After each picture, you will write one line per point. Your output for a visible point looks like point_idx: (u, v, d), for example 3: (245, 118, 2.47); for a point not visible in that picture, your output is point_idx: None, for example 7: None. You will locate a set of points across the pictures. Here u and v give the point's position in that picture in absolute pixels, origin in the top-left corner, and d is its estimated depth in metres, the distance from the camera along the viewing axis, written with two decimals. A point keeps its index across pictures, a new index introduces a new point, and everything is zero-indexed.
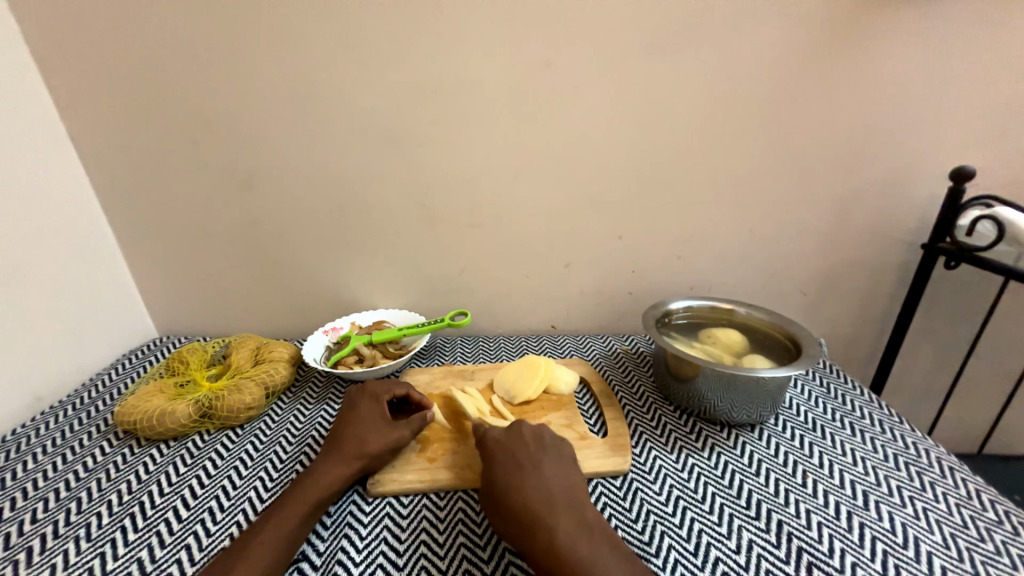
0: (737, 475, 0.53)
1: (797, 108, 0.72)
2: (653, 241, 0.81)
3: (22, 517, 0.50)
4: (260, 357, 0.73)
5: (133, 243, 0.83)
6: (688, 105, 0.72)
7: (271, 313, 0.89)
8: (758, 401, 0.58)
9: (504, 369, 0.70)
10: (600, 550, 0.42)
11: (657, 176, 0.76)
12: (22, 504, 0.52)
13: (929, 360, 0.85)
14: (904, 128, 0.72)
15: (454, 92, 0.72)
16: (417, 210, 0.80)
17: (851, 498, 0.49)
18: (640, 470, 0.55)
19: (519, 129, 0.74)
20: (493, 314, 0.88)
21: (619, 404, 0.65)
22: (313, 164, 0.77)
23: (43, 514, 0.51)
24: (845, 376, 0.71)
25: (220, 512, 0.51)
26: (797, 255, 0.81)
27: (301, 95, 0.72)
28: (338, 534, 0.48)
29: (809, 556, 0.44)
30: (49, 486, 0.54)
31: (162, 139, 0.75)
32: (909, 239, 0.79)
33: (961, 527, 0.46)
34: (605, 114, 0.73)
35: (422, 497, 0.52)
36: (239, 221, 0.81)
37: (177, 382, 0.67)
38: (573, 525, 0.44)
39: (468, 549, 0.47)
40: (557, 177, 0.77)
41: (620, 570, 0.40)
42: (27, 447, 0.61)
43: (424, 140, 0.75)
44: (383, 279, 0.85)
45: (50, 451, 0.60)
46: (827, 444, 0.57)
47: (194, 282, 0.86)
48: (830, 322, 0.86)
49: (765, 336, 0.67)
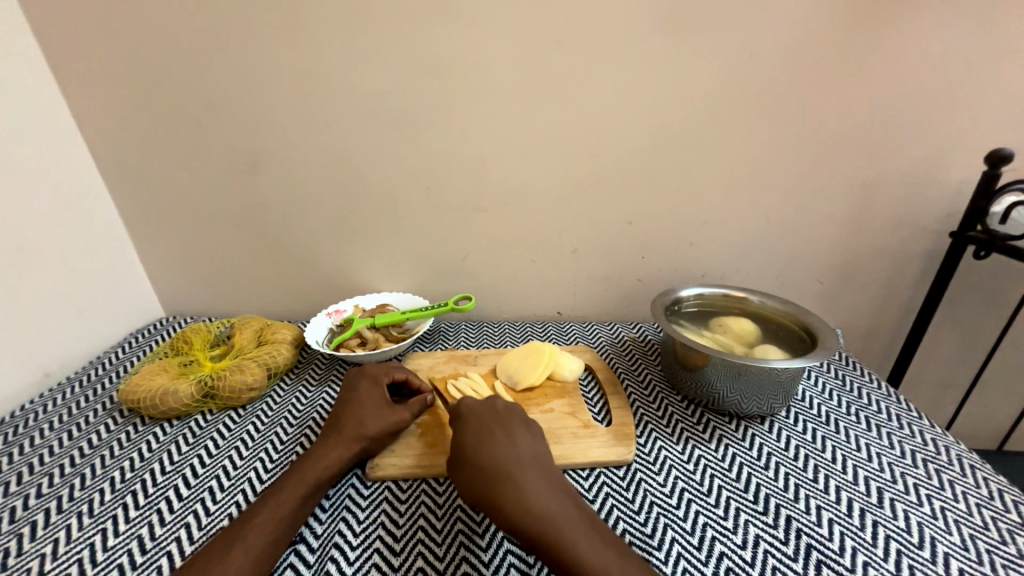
0: (745, 468, 0.52)
1: (823, 86, 0.68)
2: (664, 226, 0.78)
3: (27, 492, 0.51)
4: (263, 338, 0.73)
5: (137, 223, 0.83)
6: (705, 83, 0.68)
7: (275, 295, 0.88)
8: (769, 393, 0.56)
9: (507, 355, 0.69)
10: (564, 504, 0.42)
11: (670, 158, 0.73)
12: (28, 479, 0.52)
13: (951, 353, 0.82)
14: (937, 107, 0.68)
15: (460, 68, 0.69)
16: (421, 191, 0.78)
17: (864, 495, 0.47)
18: (644, 461, 0.54)
19: (527, 108, 0.71)
20: (499, 299, 0.86)
21: (624, 392, 0.64)
22: (315, 143, 0.75)
23: (47, 489, 0.51)
24: (861, 369, 0.68)
25: (220, 492, 0.51)
26: (816, 243, 0.78)
27: (302, 71, 0.70)
28: (336, 517, 0.48)
29: (818, 554, 0.42)
30: (54, 463, 0.55)
31: (163, 116, 0.74)
32: (937, 227, 0.75)
33: (980, 528, 0.44)
34: (617, 92, 0.69)
35: (422, 482, 0.52)
36: (242, 202, 0.80)
37: (180, 362, 0.67)
38: (538, 480, 0.44)
39: (466, 536, 0.46)
40: (566, 158, 0.74)
41: (580, 522, 0.41)
42: (35, 424, 0.61)
43: (428, 119, 0.73)
44: (386, 262, 0.84)
45: (56, 428, 0.60)
46: (841, 438, 0.55)
47: (199, 262, 0.86)
48: (848, 313, 0.83)
49: (779, 326, 0.65)
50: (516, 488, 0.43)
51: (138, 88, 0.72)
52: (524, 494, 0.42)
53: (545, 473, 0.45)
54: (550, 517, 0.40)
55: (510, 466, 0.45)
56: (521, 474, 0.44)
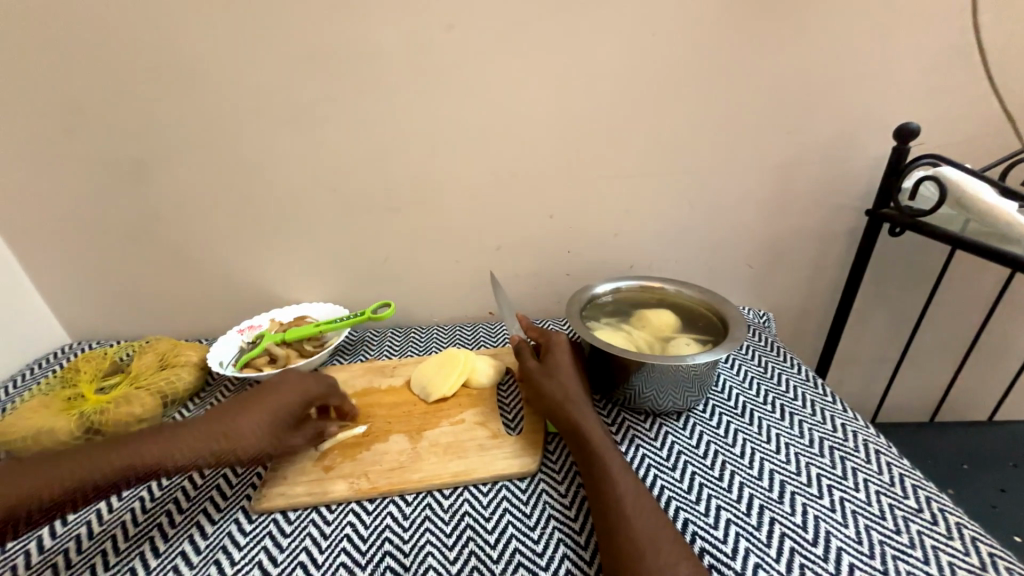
0: (653, 470, 0.50)
1: (731, 67, 0.65)
2: (587, 218, 0.75)
3: None
4: (165, 361, 0.68)
5: (20, 241, 0.75)
6: (611, 67, 0.65)
7: (185, 313, 0.81)
8: (683, 387, 0.54)
9: (422, 364, 0.65)
10: (565, 371, 0.54)
11: (584, 148, 0.70)
12: None
13: (879, 330, 0.82)
14: (847, 83, 0.66)
15: (352, 63, 0.65)
16: (329, 195, 0.73)
17: (766, 491, 0.46)
18: (549, 470, 0.52)
19: (429, 101, 0.67)
20: (424, 303, 0.82)
21: (553, 378, 0.53)
22: (207, 149, 0.69)
23: None
24: (784, 355, 0.67)
25: (87, 540, 0.46)
26: (742, 225, 0.76)
27: (182, 72, 0.65)
28: (210, 559, 0.44)
29: (711, 558, 0.41)
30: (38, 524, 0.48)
31: (34, 121, 0.67)
32: (859, 206, 0.74)
33: (877, 518, 0.43)
34: (522, 82, 0.66)
35: (311, 511, 0.48)
36: (136, 215, 0.73)
37: (66, 394, 0.62)
38: (551, 357, 0.56)
39: (347, 569, 0.43)
40: (478, 152, 0.70)
41: (575, 381, 0.54)
42: None
43: (324, 117, 0.68)
44: (300, 272, 0.78)
45: None
46: (753, 430, 0.54)
47: (97, 284, 0.79)
48: (780, 294, 0.82)
49: (695, 315, 0.63)
50: (552, 354, 0.56)
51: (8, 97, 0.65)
52: (557, 369, 0.54)
53: (552, 358, 0.56)
54: (559, 379, 0.53)
55: (546, 344, 0.58)
56: (551, 351, 0.57)
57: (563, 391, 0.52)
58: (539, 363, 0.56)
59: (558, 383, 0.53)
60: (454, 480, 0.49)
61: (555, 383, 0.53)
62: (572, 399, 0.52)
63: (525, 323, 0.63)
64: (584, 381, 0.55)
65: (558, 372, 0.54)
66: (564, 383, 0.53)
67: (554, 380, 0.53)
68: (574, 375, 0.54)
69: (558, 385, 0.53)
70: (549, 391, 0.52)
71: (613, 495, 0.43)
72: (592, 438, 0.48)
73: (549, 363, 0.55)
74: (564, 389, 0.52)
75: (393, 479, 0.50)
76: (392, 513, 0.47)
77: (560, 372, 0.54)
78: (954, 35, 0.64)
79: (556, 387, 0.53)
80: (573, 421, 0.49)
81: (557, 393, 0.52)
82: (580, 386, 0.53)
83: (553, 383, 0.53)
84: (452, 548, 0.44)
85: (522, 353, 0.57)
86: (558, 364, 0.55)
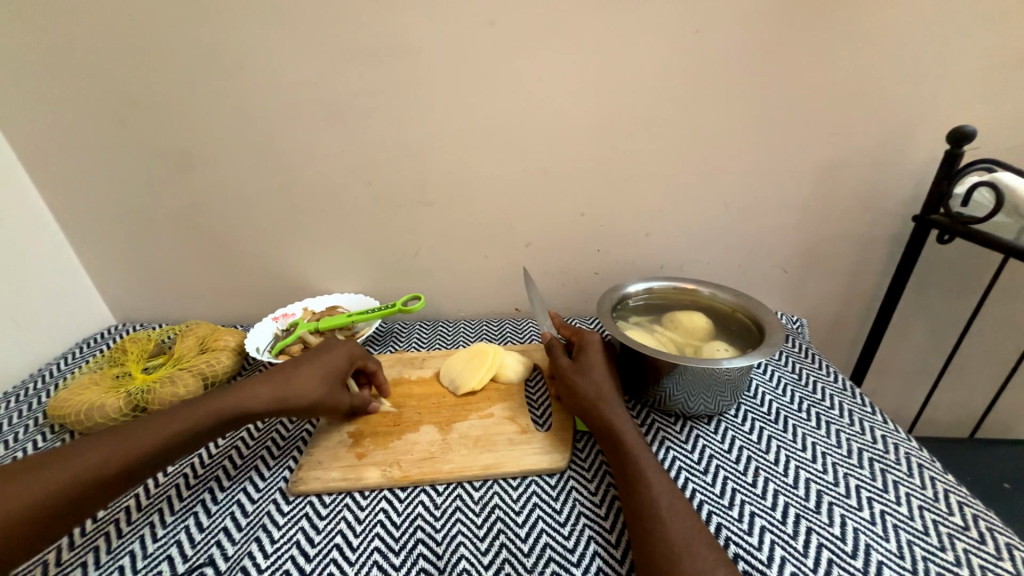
0: (684, 473, 0.49)
1: (773, 66, 0.64)
2: (618, 217, 0.74)
3: None
4: (206, 345, 0.70)
5: (73, 226, 0.78)
6: (653, 63, 0.64)
7: (223, 299, 0.84)
8: (716, 392, 0.54)
9: (452, 357, 0.65)
10: (598, 369, 0.54)
11: (618, 147, 0.70)
12: None
13: (919, 341, 0.79)
14: (895, 83, 0.64)
15: (389, 58, 0.65)
16: (364, 189, 0.74)
17: (802, 501, 0.45)
18: (579, 467, 0.52)
19: (464, 97, 0.67)
20: (452, 298, 0.83)
21: (584, 376, 0.53)
22: (249, 141, 0.71)
23: None
24: (820, 362, 0.66)
25: (136, 512, 0.49)
26: (779, 228, 0.74)
27: (227, 66, 0.67)
28: (250, 536, 0.46)
29: (745, 564, 0.40)
30: None
31: (90, 112, 0.70)
32: (903, 212, 0.72)
33: (920, 534, 0.42)
34: (557, 79, 0.66)
35: (345, 496, 0.49)
36: (180, 203, 0.76)
37: (114, 373, 0.65)
38: (583, 354, 0.56)
39: (381, 555, 0.44)
40: (511, 148, 0.70)
41: (607, 380, 0.53)
42: None
43: (361, 113, 0.69)
44: (333, 263, 0.80)
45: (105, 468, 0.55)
46: (787, 437, 0.53)
47: (142, 269, 0.82)
48: (815, 300, 0.80)
49: (730, 319, 0.62)
50: (585, 352, 0.57)
51: (66, 89, 0.69)
52: (589, 367, 0.54)
53: (585, 355, 0.56)
54: (592, 376, 0.53)
55: (578, 341, 0.59)
56: (584, 348, 0.57)
57: (595, 389, 0.52)
58: (570, 359, 0.56)
59: (591, 382, 0.53)
60: (485, 473, 0.50)
61: (587, 380, 0.53)
62: (604, 397, 0.52)
63: (556, 319, 0.63)
64: (615, 381, 0.55)
65: (591, 370, 0.54)
66: (596, 380, 0.53)
67: (585, 378, 0.53)
68: (606, 375, 0.54)
69: (591, 382, 0.53)
70: (581, 389, 0.52)
71: (646, 494, 0.43)
72: (623, 436, 0.48)
73: (582, 360, 0.56)
74: (595, 387, 0.52)
75: (425, 469, 0.51)
76: (424, 502, 0.48)
77: (593, 370, 0.54)
78: (1016, 33, 0.61)
79: (586, 383, 0.53)
80: (605, 420, 0.50)
81: (589, 390, 0.52)
82: (613, 385, 0.53)
83: (585, 380, 0.53)
84: (483, 539, 0.45)
85: (555, 350, 0.58)
86: (590, 361, 0.55)
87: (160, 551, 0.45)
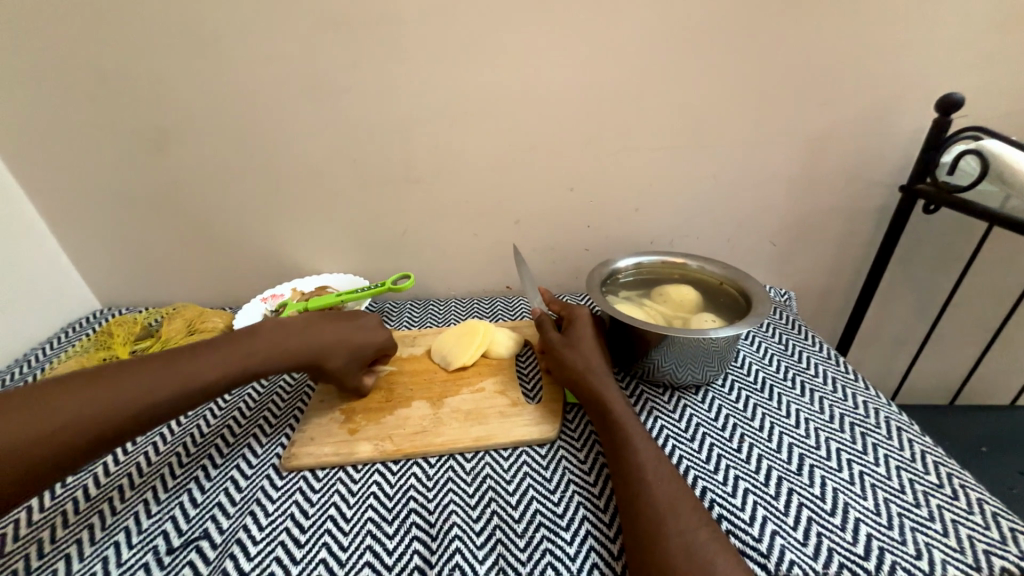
0: (671, 440, 0.50)
1: (765, 34, 0.62)
2: (607, 192, 0.74)
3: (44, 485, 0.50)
4: (193, 326, 0.69)
5: (50, 209, 0.76)
6: (640, 32, 0.63)
7: (211, 281, 0.83)
8: (704, 361, 0.54)
9: (442, 334, 0.66)
10: (587, 344, 0.55)
11: (607, 120, 0.68)
12: (72, 479, 0.51)
13: (903, 311, 0.81)
14: (887, 50, 0.63)
15: (369, 28, 0.63)
16: (349, 167, 0.72)
17: (785, 464, 0.47)
18: (569, 438, 0.53)
19: (449, 69, 0.65)
20: (442, 276, 0.82)
21: (573, 349, 0.54)
22: (226, 116, 0.69)
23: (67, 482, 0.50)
24: (806, 333, 0.66)
25: (129, 490, 0.49)
26: (768, 200, 0.74)
27: (199, 36, 0.64)
28: (245, 510, 0.47)
29: (728, 524, 0.42)
30: (78, 482, 0.50)
31: (57, 88, 0.67)
32: (891, 183, 0.72)
33: (895, 492, 0.44)
34: (543, 49, 0.64)
35: (338, 470, 0.50)
36: (159, 183, 0.74)
37: (101, 357, 0.64)
38: (572, 329, 0.57)
39: (374, 525, 0.45)
40: (498, 122, 0.69)
41: (596, 353, 0.54)
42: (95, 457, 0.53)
43: (342, 86, 0.67)
44: (321, 243, 0.79)
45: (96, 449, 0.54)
46: (771, 405, 0.54)
47: (125, 251, 0.80)
48: (803, 272, 0.80)
49: (718, 292, 0.62)
50: (574, 326, 0.57)
51: (30, 63, 0.65)
52: (578, 342, 0.55)
53: (574, 330, 0.56)
54: (580, 350, 0.54)
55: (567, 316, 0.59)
56: (573, 323, 0.57)
57: (584, 362, 0.53)
58: (560, 334, 0.56)
59: (579, 355, 0.53)
60: (476, 445, 0.51)
61: (576, 354, 0.53)
62: (593, 370, 0.52)
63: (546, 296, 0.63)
64: (605, 354, 0.56)
65: (581, 344, 0.55)
66: (585, 354, 0.53)
67: (575, 352, 0.54)
68: (595, 349, 0.55)
69: (580, 356, 0.53)
70: (570, 362, 0.53)
71: (633, 461, 0.44)
72: (611, 407, 0.49)
73: (571, 334, 0.56)
74: (584, 360, 0.53)
75: (416, 442, 0.51)
76: (416, 474, 0.49)
77: (582, 344, 0.55)
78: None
79: (576, 357, 0.53)
80: (594, 392, 0.50)
81: (578, 363, 0.53)
82: (603, 359, 0.54)
83: (575, 353, 0.54)
84: (475, 508, 0.46)
85: (545, 325, 0.58)
86: (580, 335, 0.56)
87: (155, 526, 0.45)
